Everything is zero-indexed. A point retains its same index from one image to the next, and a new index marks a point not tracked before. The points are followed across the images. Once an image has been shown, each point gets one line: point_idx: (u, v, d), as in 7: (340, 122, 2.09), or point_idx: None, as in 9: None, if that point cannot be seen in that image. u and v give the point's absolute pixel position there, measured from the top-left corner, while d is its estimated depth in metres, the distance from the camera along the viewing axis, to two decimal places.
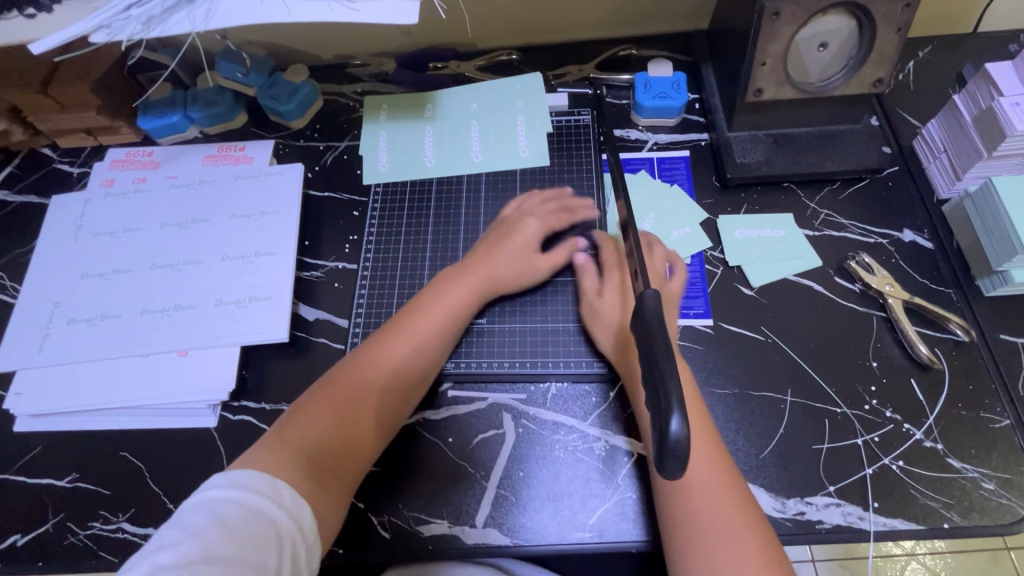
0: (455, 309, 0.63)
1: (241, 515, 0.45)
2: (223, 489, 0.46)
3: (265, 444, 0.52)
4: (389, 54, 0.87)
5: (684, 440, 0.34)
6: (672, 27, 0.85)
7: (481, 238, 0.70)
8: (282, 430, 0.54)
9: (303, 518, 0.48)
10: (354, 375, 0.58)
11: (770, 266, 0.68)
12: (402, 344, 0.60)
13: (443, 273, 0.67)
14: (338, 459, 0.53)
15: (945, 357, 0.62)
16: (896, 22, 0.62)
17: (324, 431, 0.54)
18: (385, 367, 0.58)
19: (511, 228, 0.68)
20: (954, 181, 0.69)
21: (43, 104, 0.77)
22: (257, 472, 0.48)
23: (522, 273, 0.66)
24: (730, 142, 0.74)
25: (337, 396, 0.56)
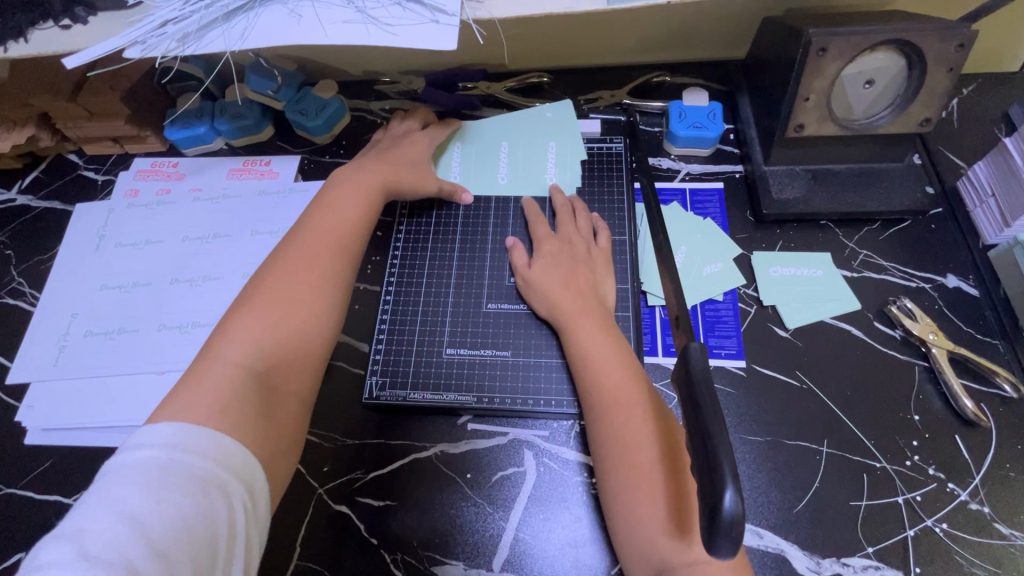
0: (361, 210, 0.63)
1: (186, 484, 0.41)
2: (162, 451, 0.42)
3: (188, 384, 0.48)
4: (419, 73, 0.87)
5: (740, 514, 0.33)
6: (708, 56, 0.83)
7: (363, 156, 0.71)
8: (197, 365, 0.50)
9: (253, 460, 0.46)
10: (267, 292, 0.55)
11: (807, 307, 0.66)
12: (318, 251, 0.59)
13: (335, 188, 0.65)
14: (280, 371, 0.52)
15: (992, 413, 0.59)
16: (947, 62, 0.60)
17: (255, 350, 0.51)
18: (303, 275, 0.57)
19: (391, 146, 0.72)
20: (1002, 227, 0.66)
21: (72, 112, 0.77)
22: (193, 427, 0.44)
23: (417, 179, 0.70)
24: (767, 175, 0.72)
25: (258, 318, 0.53)
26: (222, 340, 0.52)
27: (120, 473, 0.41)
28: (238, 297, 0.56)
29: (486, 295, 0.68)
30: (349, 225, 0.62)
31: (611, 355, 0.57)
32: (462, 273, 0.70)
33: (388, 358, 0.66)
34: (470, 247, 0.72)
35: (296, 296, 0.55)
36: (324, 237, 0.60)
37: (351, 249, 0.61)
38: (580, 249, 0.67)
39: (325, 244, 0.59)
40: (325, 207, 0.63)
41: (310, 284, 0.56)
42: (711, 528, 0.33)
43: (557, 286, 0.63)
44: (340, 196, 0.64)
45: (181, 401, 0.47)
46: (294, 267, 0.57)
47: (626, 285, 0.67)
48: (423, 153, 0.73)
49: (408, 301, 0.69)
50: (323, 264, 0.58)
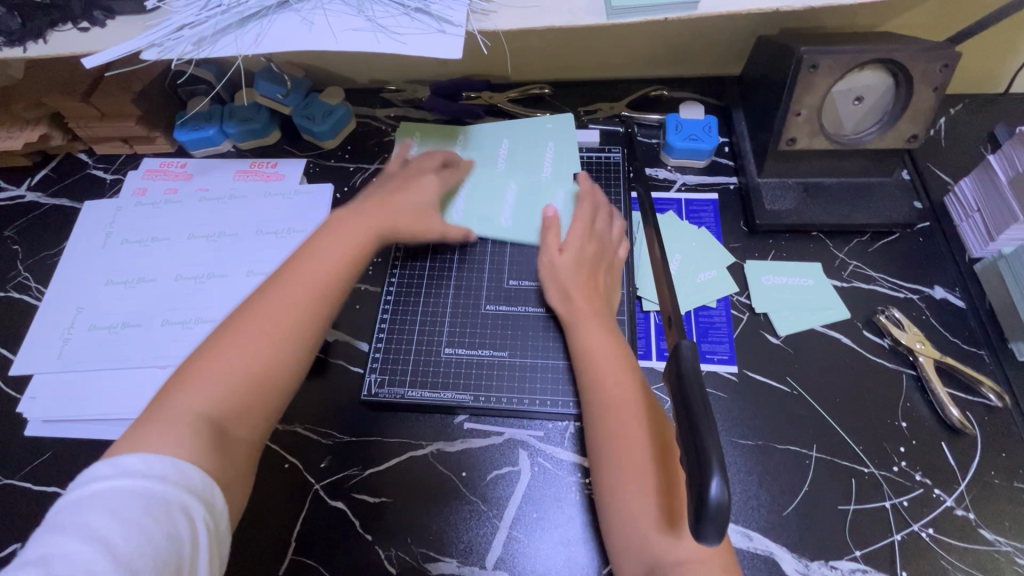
0: (350, 247, 0.61)
1: (148, 508, 0.41)
2: (122, 479, 0.42)
3: (150, 417, 0.47)
4: (424, 82, 0.89)
5: (724, 504, 0.34)
6: (705, 72, 0.86)
7: (372, 190, 0.70)
8: (164, 396, 0.49)
9: (212, 486, 0.45)
10: (238, 328, 0.53)
11: (797, 315, 0.67)
12: (297, 283, 0.56)
13: (335, 221, 0.64)
14: (241, 413, 0.50)
15: (977, 421, 0.60)
16: (933, 81, 0.63)
17: (221, 392, 0.50)
18: (276, 315, 0.54)
19: (399, 181, 0.70)
20: (987, 241, 0.68)
21: (85, 112, 0.79)
22: (152, 455, 0.43)
23: (418, 223, 0.68)
24: (760, 188, 0.74)
25: (224, 357, 0.51)
26: (190, 374, 0.50)
27: (81, 501, 0.41)
28: (211, 332, 0.54)
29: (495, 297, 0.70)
30: (333, 262, 0.59)
31: (612, 360, 0.58)
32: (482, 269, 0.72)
33: (388, 357, 0.67)
34: (471, 250, 0.73)
35: (271, 334, 0.53)
36: (306, 278, 0.57)
37: (334, 290, 0.58)
38: (602, 243, 0.68)
39: (305, 279, 0.57)
40: (316, 240, 0.61)
41: (281, 325, 0.54)
42: (698, 518, 0.34)
43: (574, 282, 0.64)
44: (331, 235, 0.62)
45: (145, 429, 0.46)
46: (270, 306, 0.55)
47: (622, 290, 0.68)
48: (430, 197, 0.70)
49: (409, 300, 0.70)
50: (300, 298, 0.55)
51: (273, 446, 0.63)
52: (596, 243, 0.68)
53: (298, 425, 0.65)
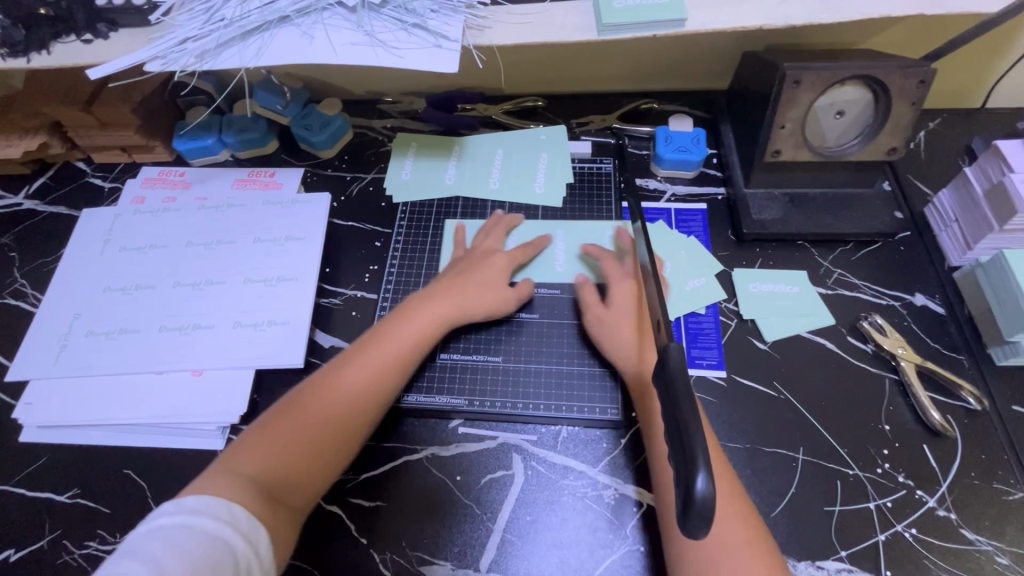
0: (420, 333, 0.63)
1: (196, 539, 0.45)
2: (179, 515, 0.46)
3: (223, 469, 0.52)
4: (420, 94, 0.91)
5: (710, 499, 0.35)
6: (694, 86, 0.88)
7: (450, 266, 0.71)
8: (239, 457, 0.53)
9: (258, 531, 0.48)
10: (312, 405, 0.57)
11: (783, 321, 0.69)
12: (367, 366, 0.60)
13: (412, 302, 0.66)
14: (298, 484, 0.54)
15: (957, 424, 0.62)
16: (910, 96, 0.65)
17: (283, 460, 0.54)
18: (345, 396, 0.58)
19: (468, 262, 0.70)
20: (965, 250, 0.70)
21: (84, 121, 0.80)
22: (213, 496, 0.48)
23: (488, 301, 0.67)
24: (747, 199, 0.76)
25: (295, 425, 0.55)
26: (264, 442, 0.54)
27: (144, 532, 0.45)
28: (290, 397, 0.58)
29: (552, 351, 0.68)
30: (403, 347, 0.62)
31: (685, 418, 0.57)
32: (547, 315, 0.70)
33: None
34: None
35: (336, 414, 0.57)
36: (377, 362, 0.60)
37: (398, 376, 0.61)
38: (651, 295, 0.67)
39: (375, 361, 0.60)
40: (395, 320, 0.64)
41: (346, 405, 0.57)
42: (684, 512, 0.35)
43: (627, 339, 0.63)
44: (403, 318, 0.64)
45: (216, 480, 0.50)
46: (340, 384, 0.58)
47: None
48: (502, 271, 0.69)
49: None
50: (366, 380, 0.59)
51: None
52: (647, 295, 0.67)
53: None
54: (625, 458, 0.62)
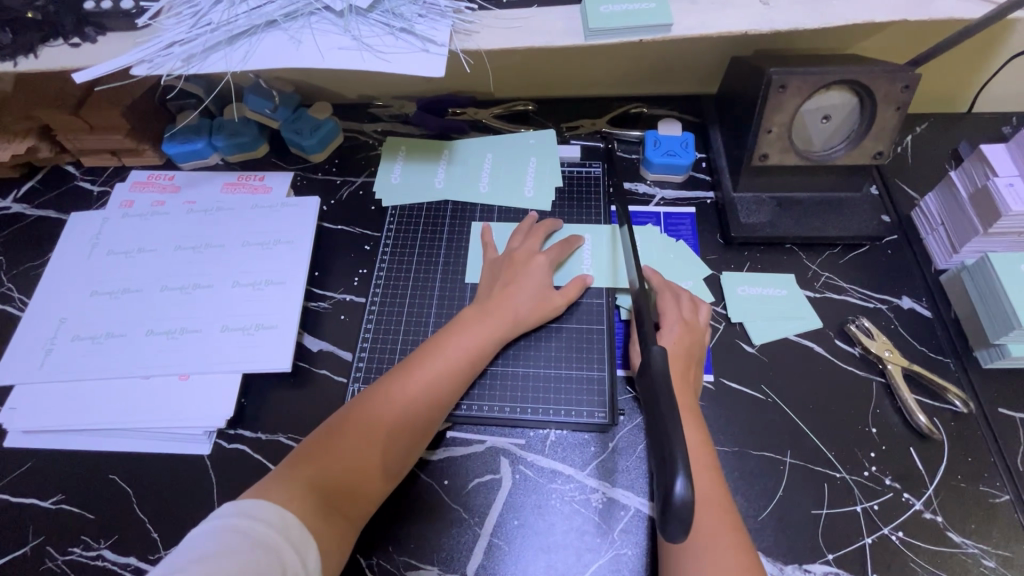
0: (472, 344, 0.63)
1: (248, 543, 0.44)
2: (234, 519, 0.46)
3: (281, 477, 0.52)
4: (410, 98, 0.91)
5: (688, 502, 0.36)
6: (683, 90, 0.89)
7: (491, 273, 0.70)
8: (297, 462, 0.53)
9: (311, 543, 0.48)
10: (370, 416, 0.57)
11: (772, 324, 0.69)
12: (422, 378, 0.60)
13: (462, 315, 0.66)
14: (352, 496, 0.53)
15: (944, 427, 0.62)
16: (895, 101, 0.66)
17: (340, 469, 0.53)
18: (403, 410, 0.58)
19: (512, 274, 0.68)
20: (951, 254, 0.71)
21: (73, 125, 0.80)
22: (269, 503, 0.48)
23: (536, 311, 0.67)
24: (735, 202, 0.76)
25: (353, 435, 0.55)
26: (322, 450, 0.54)
27: (194, 535, 0.45)
28: (346, 407, 0.58)
29: (594, 364, 0.67)
30: (457, 359, 0.62)
31: (706, 460, 0.55)
32: (579, 336, 0.68)
33: (370, 365, 0.68)
34: (453, 261, 0.75)
35: (393, 425, 0.57)
36: (433, 376, 0.60)
37: (452, 392, 0.61)
38: (699, 336, 0.64)
39: (428, 373, 0.60)
40: (450, 332, 0.64)
41: (403, 419, 0.57)
42: (664, 515, 0.36)
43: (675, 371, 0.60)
44: (458, 333, 0.63)
45: (275, 485, 0.50)
46: (395, 394, 0.58)
47: (600, 300, 0.71)
48: (545, 277, 0.69)
49: (392, 309, 0.72)
50: (422, 393, 0.59)
51: (255, 455, 0.64)
52: (690, 329, 0.63)
53: (281, 434, 0.65)
54: (613, 461, 0.62)
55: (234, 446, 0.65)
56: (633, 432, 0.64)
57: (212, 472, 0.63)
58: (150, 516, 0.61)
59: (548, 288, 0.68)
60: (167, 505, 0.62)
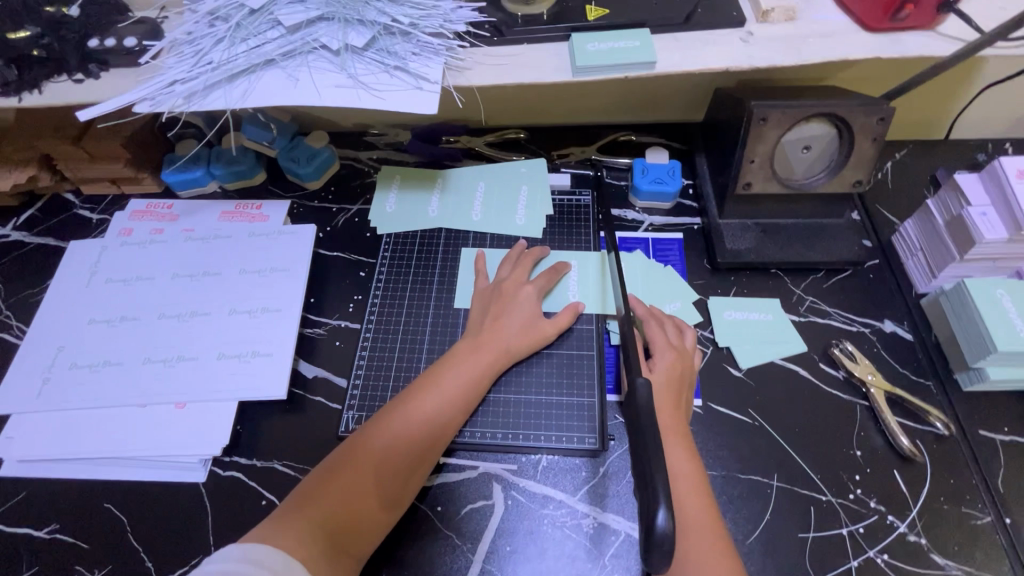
0: (466, 376, 0.64)
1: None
2: (239, 564, 0.46)
3: (283, 520, 0.52)
4: (405, 126, 0.93)
5: (670, 533, 0.38)
6: (669, 118, 0.92)
7: (482, 303, 0.71)
8: (299, 505, 0.54)
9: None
10: (369, 455, 0.57)
11: (758, 348, 0.71)
12: (418, 413, 0.61)
13: (454, 347, 0.68)
14: (353, 534, 0.54)
15: (926, 449, 0.64)
16: (871, 132, 0.68)
17: (341, 508, 0.54)
18: (401, 444, 0.59)
19: (504, 306, 0.70)
20: (930, 279, 0.73)
21: (74, 155, 0.81)
22: (273, 550, 0.48)
23: (528, 341, 0.68)
24: (721, 228, 0.78)
25: (352, 473, 0.56)
26: (323, 492, 0.55)
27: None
28: (344, 444, 0.59)
29: (587, 392, 0.68)
30: (451, 392, 0.63)
31: (694, 485, 0.56)
32: (569, 363, 0.70)
33: (364, 391, 0.69)
34: (447, 287, 0.77)
35: (392, 461, 0.58)
36: (430, 412, 0.61)
37: (449, 427, 0.62)
38: (688, 361, 0.65)
39: (424, 406, 0.61)
40: (443, 365, 0.65)
41: (401, 456, 0.58)
42: (646, 546, 0.38)
43: (663, 396, 0.61)
44: (452, 367, 0.65)
45: (278, 531, 0.51)
46: (392, 430, 0.59)
47: (590, 326, 0.72)
48: (535, 307, 0.70)
49: (386, 336, 0.73)
50: (419, 426, 0.60)
51: (250, 483, 0.65)
52: (678, 354, 0.65)
53: (275, 461, 0.66)
54: (603, 486, 0.63)
55: (229, 474, 0.65)
56: (624, 457, 0.65)
57: (207, 500, 0.64)
58: (144, 545, 0.62)
59: (538, 318, 0.70)
60: (162, 533, 0.62)
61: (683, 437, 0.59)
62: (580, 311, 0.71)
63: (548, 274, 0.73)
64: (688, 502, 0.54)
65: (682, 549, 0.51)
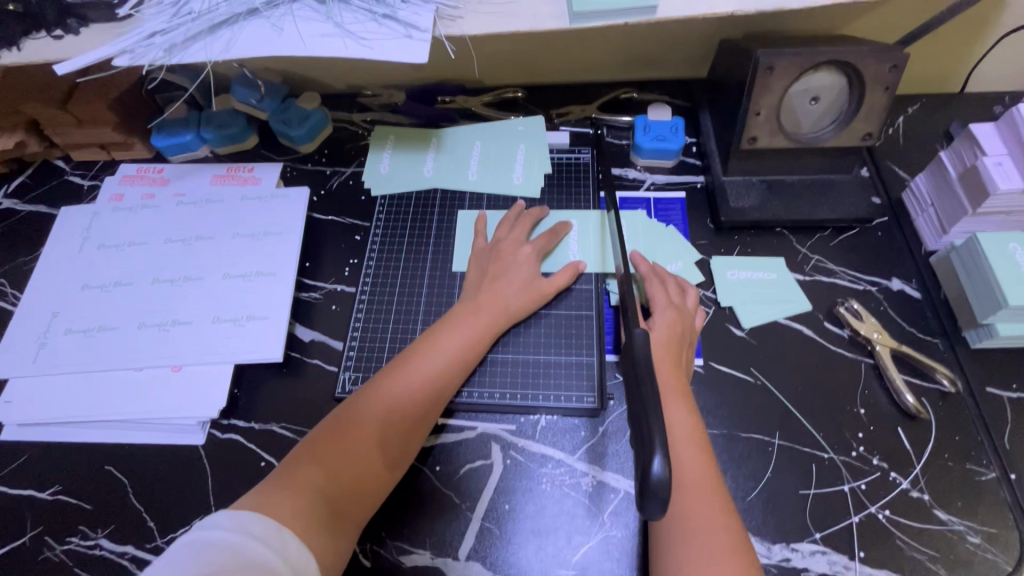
0: (464, 338, 0.63)
1: (243, 565, 0.44)
2: (233, 536, 0.46)
3: (280, 483, 0.52)
4: (399, 86, 0.91)
5: (665, 481, 0.37)
6: (673, 74, 0.88)
7: (478, 265, 0.70)
8: (296, 469, 0.53)
9: (311, 559, 0.48)
10: (367, 418, 0.57)
11: (761, 308, 0.69)
12: (416, 375, 0.60)
13: (451, 310, 0.67)
14: (353, 497, 0.54)
15: (931, 407, 0.62)
16: (883, 81, 0.65)
17: (339, 471, 0.54)
18: (398, 407, 0.58)
19: (501, 268, 0.69)
20: (941, 234, 0.71)
21: (61, 119, 0.80)
22: (267, 519, 0.48)
23: (527, 303, 0.67)
24: (725, 186, 0.76)
25: (350, 437, 0.56)
26: (321, 456, 0.54)
27: (189, 550, 0.45)
28: (341, 408, 0.59)
29: (585, 352, 0.67)
30: (449, 354, 0.62)
31: (694, 441, 0.55)
32: (568, 324, 0.69)
33: (361, 354, 0.68)
34: (443, 250, 0.75)
35: (390, 424, 0.57)
36: (427, 375, 0.60)
37: (447, 391, 0.61)
38: (689, 319, 0.64)
39: (420, 369, 0.61)
40: (440, 328, 0.64)
41: (399, 420, 0.58)
42: (641, 493, 0.37)
43: (665, 352, 0.60)
44: (449, 331, 0.64)
45: (277, 497, 0.50)
46: (389, 393, 0.59)
47: (589, 286, 0.71)
48: (533, 268, 0.69)
49: (382, 298, 0.72)
50: (416, 389, 0.59)
51: (249, 445, 0.65)
52: (679, 312, 0.63)
53: (273, 423, 0.66)
54: (603, 445, 0.63)
55: (228, 436, 0.65)
56: (624, 417, 0.64)
57: (206, 461, 0.64)
58: (146, 505, 0.62)
59: (537, 279, 0.68)
60: (164, 494, 0.63)
61: (684, 395, 0.58)
62: (580, 270, 0.70)
63: (547, 235, 0.72)
64: (687, 456, 0.54)
65: (678, 500, 0.51)
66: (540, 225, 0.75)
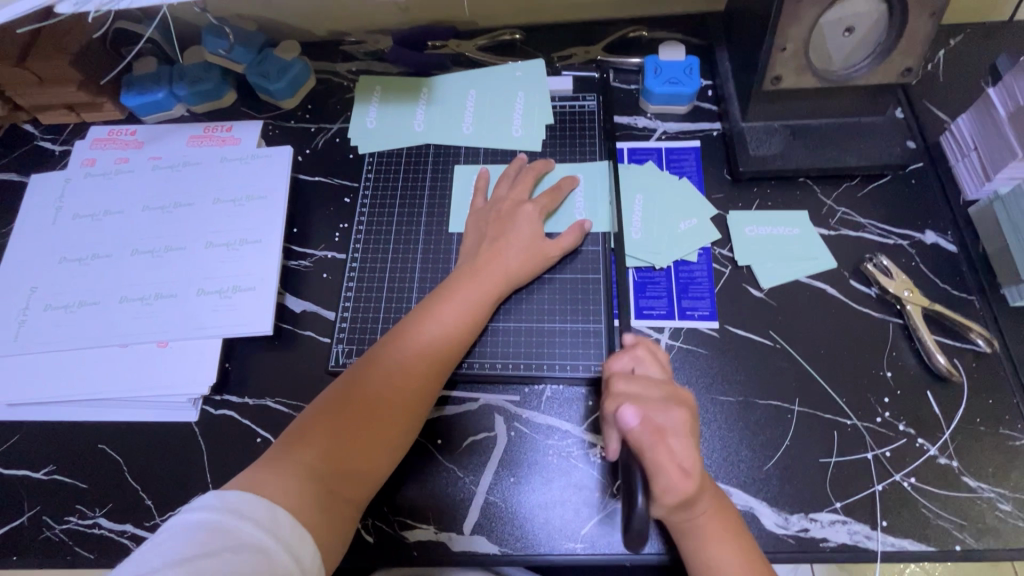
0: (462, 309, 0.59)
1: (234, 546, 0.42)
2: (219, 515, 0.43)
3: (273, 463, 0.50)
4: (386, 32, 0.83)
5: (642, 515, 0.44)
6: (686, 9, 0.80)
7: (477, 228, 0.65)
8: (290, 447, 0.51)
9: (307, 539, 0.46)
10: (364, 394, 0.54)
11: (782, 267, 0.64)
12: (413, 350, 0.57)
13: (450, 277, 0.62)
14: (352, 476, 0.51)
15: (964, 369, 0.58)
16: (930, 6, 0.57)
17: (334, 451, 0.51)
18: (396, 383, 0.55)
19: (502, 228, 0.64)
20: (983, 181, 0.64)
21: (22, 78, 0.73)
22: (257, 497, 0.45)
23: (529, 267, 0.63)
24: (744, 133, 0.70)
25: (345, 415, 0.53)
26: (315, 436, 0.52)
27: (176, 532, 0.42)
28: (336, 384, 0.56)
29: (592, 318, 0.63)
30: (447, 325, 0.58)
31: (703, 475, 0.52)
32: (574, 289, 0.64)
33: (354, 326, 0.65)
34: (438, 210, 0.70)
35: (387, 401, 0.54)
36: (425, 349, 0.57)
37: (446, 366, 0.58)
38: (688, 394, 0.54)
39: (418, 343, 0.57)
40: (439, 298, 0.60)
41: (397, 399, 0.54)
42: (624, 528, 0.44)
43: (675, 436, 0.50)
44: (447, 300, 0.59)
45: (269, 477, 0.48)
46: (384, 368, 0.55)
47: (597, 247, 0.66)
48: (537, 229, 0.64)
49: (374, 266, 0.68)
50: (413, 365, 0.56)
51: (243, 420, 0.62)
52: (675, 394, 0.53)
53: (268, 398, 0.63)
54: None
55: (221, 412, 0.63)
56: None
57: (200, 437, 0.62)
58: (141, 484, 0.60)
59: (541, 241, 0.63)
60: (160, 471, 0.61)
61: (666, 471, 0.49)
62: (587, 230, 0.65)
63: (550, 193, 0.66)
64: (702, 517, 0.50)
65: (687, 544, 0.51)
66: (540, 181, 0.69)
